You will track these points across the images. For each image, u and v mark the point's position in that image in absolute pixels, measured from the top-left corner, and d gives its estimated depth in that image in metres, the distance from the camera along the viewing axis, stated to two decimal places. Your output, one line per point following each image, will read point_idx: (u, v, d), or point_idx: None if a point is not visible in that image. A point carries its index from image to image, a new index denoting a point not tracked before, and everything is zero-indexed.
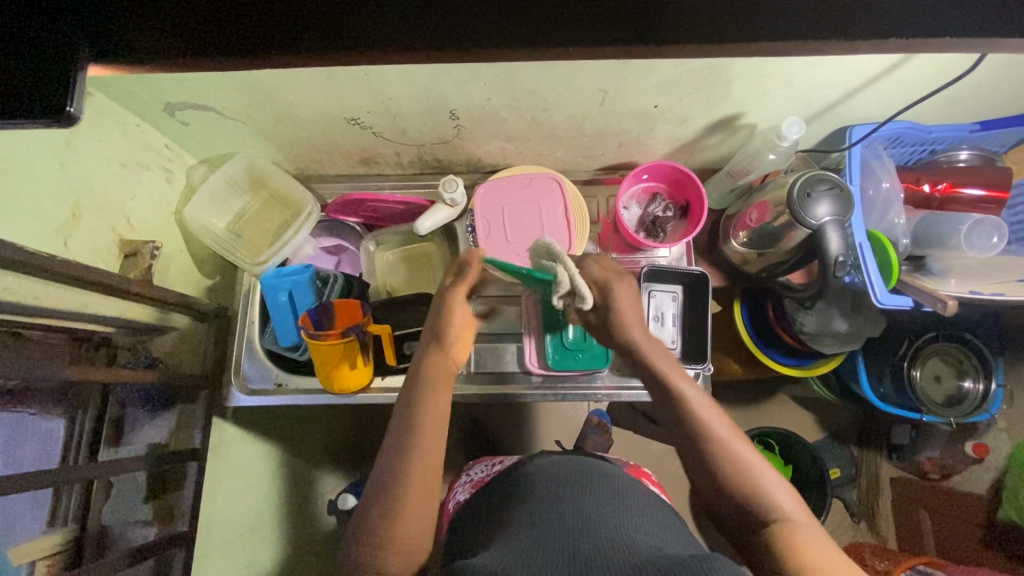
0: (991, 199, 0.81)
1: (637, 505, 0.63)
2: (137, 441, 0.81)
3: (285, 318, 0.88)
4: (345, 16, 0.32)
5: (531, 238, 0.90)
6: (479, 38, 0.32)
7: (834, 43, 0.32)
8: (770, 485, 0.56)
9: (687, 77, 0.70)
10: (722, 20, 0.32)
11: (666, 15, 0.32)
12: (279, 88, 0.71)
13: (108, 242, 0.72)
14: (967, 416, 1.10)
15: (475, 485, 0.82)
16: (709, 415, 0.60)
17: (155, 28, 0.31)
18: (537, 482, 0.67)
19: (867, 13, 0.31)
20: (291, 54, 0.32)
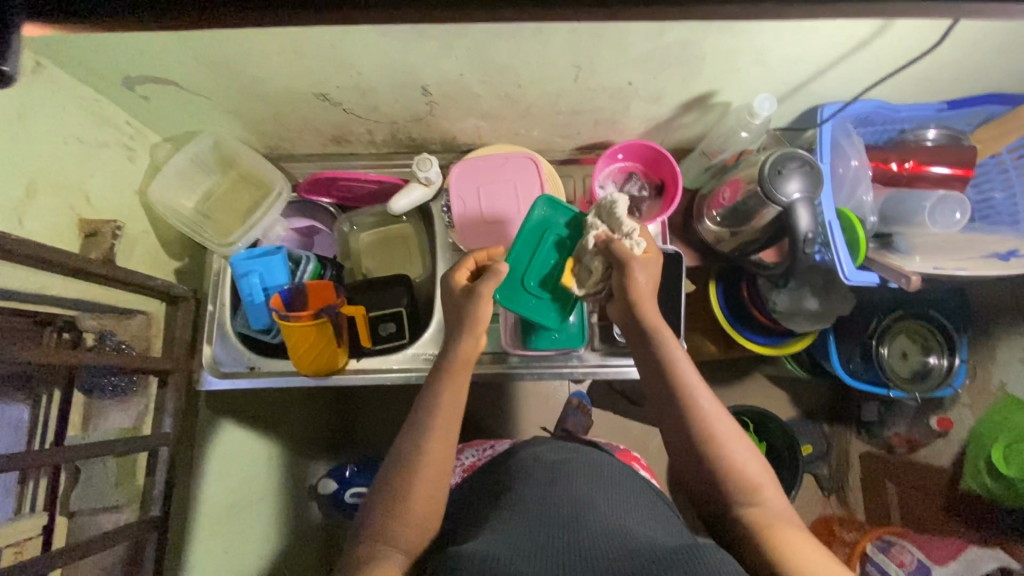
0: (957, 176, 0.82)
1: (628, 494, 0.64)
2: (105, 427, 0.80)
3: (255, 300, 0.85)
4: None
5: (507, 218, 0.90)
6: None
7: (793, 9, 0.32)
8: (749, 469, 0.61)
9: (661, 52, 0.69)
10: None
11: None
12: (245, 62, 0.69)
13: (66, 221, 0.70)
14: (931, 390, 1.14)
15: (468, 470, 0.85)
16: (698, 391, 0.64)
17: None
18: (524, 464, 0.69)
19: None
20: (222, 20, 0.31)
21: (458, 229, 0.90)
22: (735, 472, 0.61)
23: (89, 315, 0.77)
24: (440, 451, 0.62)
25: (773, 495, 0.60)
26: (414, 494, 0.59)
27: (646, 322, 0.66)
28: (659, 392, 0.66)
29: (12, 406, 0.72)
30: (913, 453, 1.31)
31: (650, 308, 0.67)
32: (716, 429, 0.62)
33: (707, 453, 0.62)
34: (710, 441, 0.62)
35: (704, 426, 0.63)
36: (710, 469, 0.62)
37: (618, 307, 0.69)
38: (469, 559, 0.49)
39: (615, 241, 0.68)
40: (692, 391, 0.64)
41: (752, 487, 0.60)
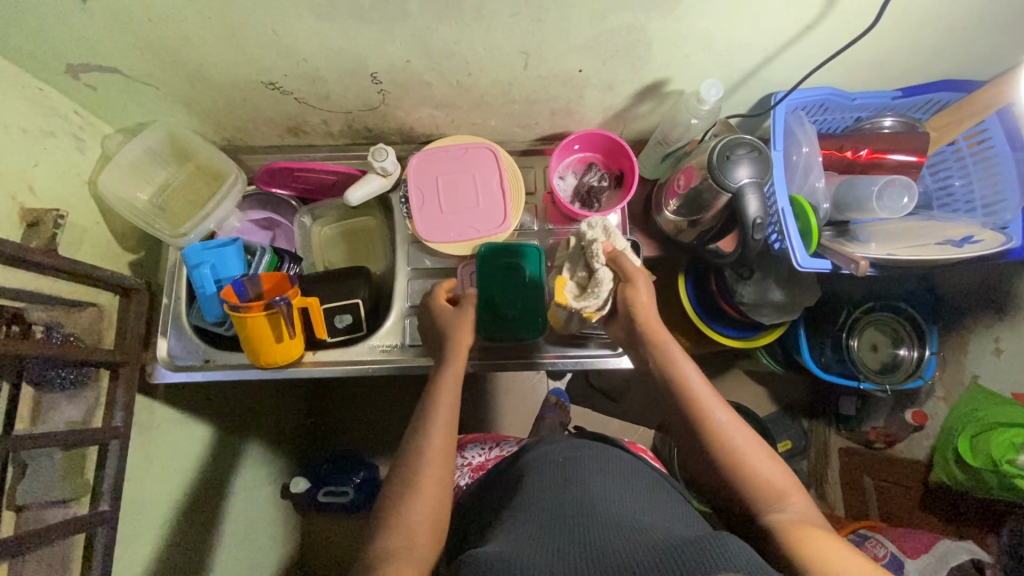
0: (914, 164, 0.83)
1: (641, 487, 0.64)
2: (55, 420, 0.78)
3: (206, 291, 0.84)
4: None
5: (464, 209, 0.90)
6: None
7: None
8: (769, 474, 0.61)
9: (606, 38, 0.69)
10: None
11: None
12: (187, 48, 0.69)
13: (7, 210, 0.68)
14: (901, 382, 1.13)
15: (477, 471, 0.86)
16: (711, 403, 0.65)
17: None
18: (538, 463, 0.68)
19: None
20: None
21: (416, 218, 0.90)
22: (757, 477, 0.61)
23: (39, 308, 0.75)
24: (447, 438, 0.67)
25: (799, 500, 0.60)
26: (427, 483, 0.63)
27: (650, 337, 0.70)
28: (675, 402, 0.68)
29: None
30: (890, 447, 1.30)
31: (656, 325, 0.70)
32: (731, 437, 0.63)
33: (724, 460, 0.63)
34: (723, 448, 0.63)
35: (716, 436, 0.64)
36: (729, 473, 0.63)
37: (625, 322, 0.73)
38: (484, 563, 0.49)
39: (621, 256, 0.71)
40: (704, 400, 0.66)
41: (776, 492, 0.60)
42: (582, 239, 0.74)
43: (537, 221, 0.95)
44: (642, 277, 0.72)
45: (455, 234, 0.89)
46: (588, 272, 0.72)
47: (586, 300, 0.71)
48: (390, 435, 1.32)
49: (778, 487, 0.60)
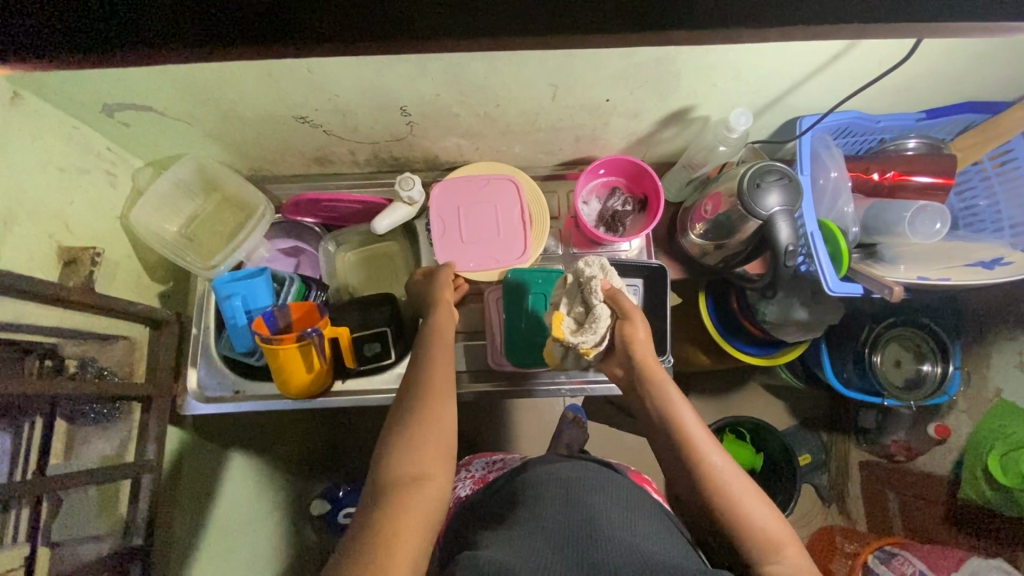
0: (938, 185, 0.83)
1: (637, 507, 0.62)
2: (88, 455, 0.79)
3: (237, 323, 0.85)
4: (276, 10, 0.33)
5: (484, 239, 0.90)
6: (345, 34, 0.34)
7: (713, 31, 0.35)
8: (767, 524, 0.60)
9: (635, 70, 0.69)
10: (622, 8, 0.34)
11: (580, 15, 0.34)
12: (222, 88, 0.70)
13: (46, 250, 0.69)
14: (925, 398, 1.12)
15: (477, 481, 0.86)
16: (708, 447, 0.65)
17: (45, 33, 0.31)
18: (535, 483, 0.67)
19: (740, 7, 0.34)
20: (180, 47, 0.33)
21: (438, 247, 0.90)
22: (754, 526, 0.60)
23: (72, 342, 0.76)
24: (443, 434, 0.62)
25: (794, 552, 0.59)
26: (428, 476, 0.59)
27: (649, 376, 0.70)
28: (670, 442, 0.68)
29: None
30: (912, 461, 1.29)
31: (653, 362, 0.71)
32: (727, 481, 0.63)
33: (720, 505, 0.62)
34: (719, 491, 0.62)
35: (712, 478, 0.63)
36: (723, 515, 0.61)
37: (619, 360, 0.73)
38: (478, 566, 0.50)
39: (622, 295, 0.71)
40: (699, 441, 0.66)
41: (770, 542, 0.59)
42: (578, 276, 0.72)
43: (562, 245, 0.96)
44: (640, 316, 0.72)
45: (474, 264, 0.89)
46: (586, 308, 0.69)
47: (584, 336, 0.68)
48: None
49: (774, 538, 0.59)
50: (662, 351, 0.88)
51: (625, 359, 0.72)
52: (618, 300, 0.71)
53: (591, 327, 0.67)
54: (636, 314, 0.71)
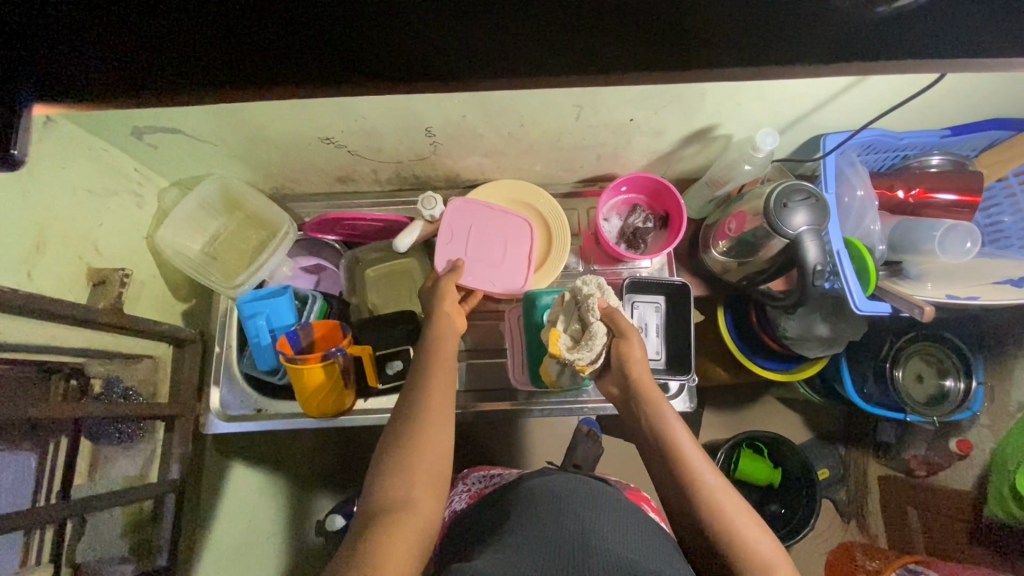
0: (964, 203, 0.82)
1: (629, 520, 0.61)
2: (112, 475, 0.79)
3: (262, 341, 0.86)
4: (319, 48, 0.31)
5: (486, 264, 0.89)
6: (389, 73, 0.32)
7: (783, 66, 0.32)
8: (759, 544, 0.58)
9: (662, 91, 0.70)
10: (677, 39, 0.32)
11: (635, 45, 0.32)
12: (250, 111, 0.70)
13: (75, 272, 0.70)
14: (948, 414, 1.11)
15: (473, 496, 0.85)
16: (700, 464, 0.64)
17: (87, 76, 0.30)
18: (528, 497, 0.66)
19: (812, 31, 0.31)
20: (214, 89, 0.31)
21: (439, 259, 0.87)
22: (746, 546, 0.58)
23: (96, 362, 0.75)
24: (436, 449, 0.63)
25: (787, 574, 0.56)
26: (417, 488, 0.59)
27: (643, 392, 0.70)
28: (662, 460, 0.66)
29: (17, 456, 0.67)
30: (932, 476, 1.27)
31: (648, 382, 0.70)
32: (719, 498, 0.61)
33: (711, 524, 0.60)
34: (711, 510, 0.60)
35: (705, 495, 0.61)
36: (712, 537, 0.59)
37: (615, 377, 0.73)
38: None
39: (617, 312, 0.71)
40: (692, 458, 0.65)
41: (762, 565, 0.57)
42: (575, 293, 0.72)
43: (582, 262, 0.96)
44: (637, 334, 0.72)
45: (470, 282, 0.87)
46: (582, 326, 0.71)
47: (579, 352, 0.69)
48: None
49: (765, 558, 0.57)
50: (685, 370, 0.87)
51: (622, 376, 0.72)
52: (614, 316, 0.71)
53: (586, 343, 0.68)
54: (633, 331, 0.71)
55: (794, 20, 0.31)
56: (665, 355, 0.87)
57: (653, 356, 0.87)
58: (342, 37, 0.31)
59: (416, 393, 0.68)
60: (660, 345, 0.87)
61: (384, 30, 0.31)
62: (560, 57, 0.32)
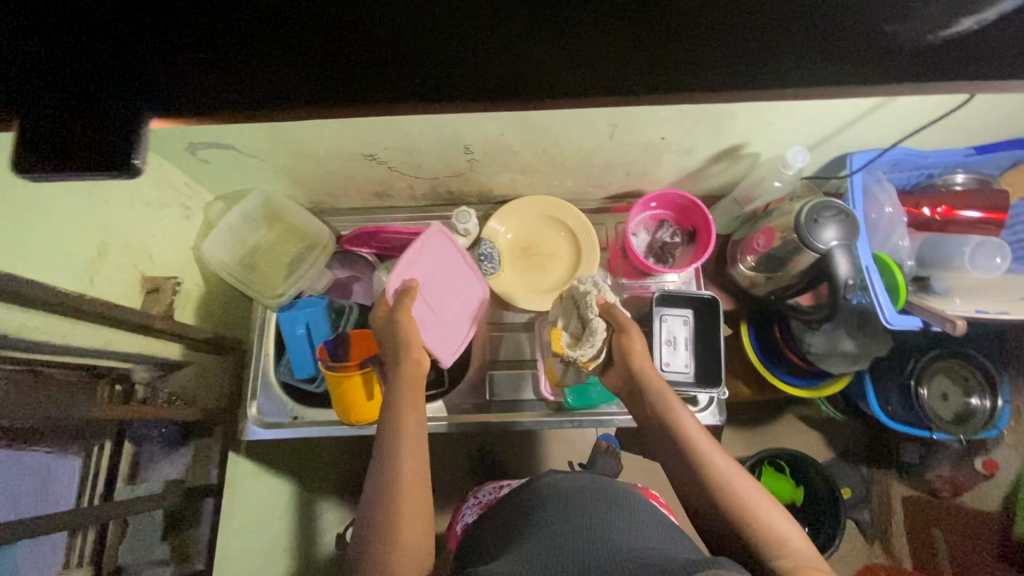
0: (990, 220, 0.83)
1: (635, 516, 0.64)
2: (154, 477, 0.82)
3: (301, 350, 0.89)
4: (413, 69, 0.34)
5: (433, 310, 0.86)
6: (475, 93, 0.35)
7: (851, 86, 0.34)
8: (771, 518, 0.58)
9: (694, 111, 0.72)
10: (748, 59, 0.34)
11: (712, 66, 0.34)
12: (300, 129, 0.74)
13: (131, 280, 0.73)
14: (976, 432, 1.10)
15: (483, 507, 0.85)
16: (707, 447, 0.65)
17: (208, 97, 0.34)
18: (540, 498, 0.70)
19: (877, 56, 0.33)
20: (313, 107, 0.34)
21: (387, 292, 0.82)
22: (757, 519, 0.58)
23: (143, 368, 0.79)
24: (416, 446, 0.66)
25: (800, 544, 0.56)
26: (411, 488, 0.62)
27: (646, 383, 0.71)
28: (671, 448, 0.67)
29: (63, 460, 0.70)
30: (957, 496, 1.26)
31: (651, 372, 0.71)
32: (727, 479, 0.62)
33: (723, 503, 0.61)
34: (722, 489, 0.62)
35: (714, 476, 0.63)
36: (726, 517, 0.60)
37: (619, 370, 0.74)
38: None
39: (616, 307, 0.73)
40: (698, 444, 0.65)
41: (778, 540, 0.57)
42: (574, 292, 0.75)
43: (610, 275, 0.97)
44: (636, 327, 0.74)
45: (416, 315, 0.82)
46: (582, 323, 0.73)
47: (581, 349, 0.71)
48: (441, 487, 1.29)
49: (777, 530, 0.57)
50: (715, 383, 0.88)
51: (624, 369, 0.73)
52: (612, 310, 0.73)
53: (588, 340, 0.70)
54: (633, 324, 0.73)
55: (859, 46, 0.33)
56: (694, 368, 0.88)
57: (683, 369, 0.88)
58: (432, 61, 0.34)
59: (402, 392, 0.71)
60: (689, 358, 0.88)
61: (470, 56, 0.34)
62: (641, 77, 0.34)
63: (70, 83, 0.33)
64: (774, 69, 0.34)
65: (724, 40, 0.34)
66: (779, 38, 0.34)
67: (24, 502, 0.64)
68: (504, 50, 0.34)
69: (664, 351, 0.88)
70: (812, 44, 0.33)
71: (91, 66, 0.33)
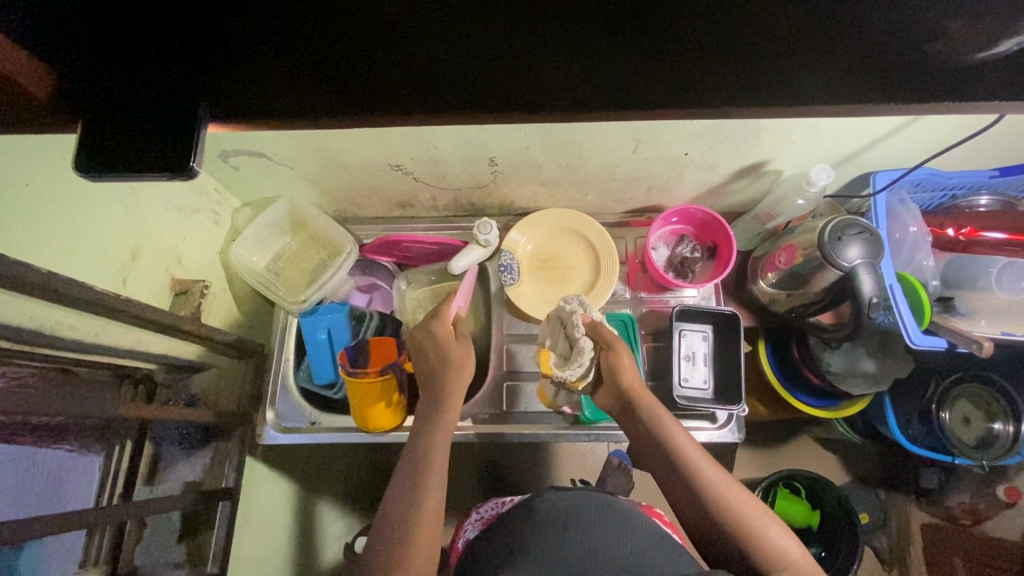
0: (1016, 242, 0.81)
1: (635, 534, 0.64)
2: (173, 479, 0.82)
3: (323, 356, 0.90)
4: (459, 78, 0.35)
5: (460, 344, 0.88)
6: (520, 104, 0.35)
7: (888, 105, 0.34)
8: (771, 536, 0.59)
9: (718, 128, 0.73)
10: (785, 74, 0.34)
11: (755, 82, 0.35)
12: (330, 139, 0.75)
13: (161, 281, 0.75)
14: (997, 459, 1.07)
15: (484, 523, 0.85)
16: (703, 465, 0.65)
17: (259, 103, 0.35)
18: (539, 513, 0.69)
19: (916, 75, 0.33)
20: (361, 116, 0.36)
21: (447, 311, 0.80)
22: (758, 537, 0.59)
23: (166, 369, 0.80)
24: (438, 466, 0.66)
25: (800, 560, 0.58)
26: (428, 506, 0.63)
27: (638, 403, 0.69)
28: (664, 467, 0.67)
29: (86, 457, 0.71)
30: (979, 525, 1.23)
31: (641, 389, 0.70)
32: (725, 496, 0.63)
33: (722, 522, 0.61)
34: (720, 507, 0.62)
35: (712, 493, 0.63)
36: (729, 538, 0.60)
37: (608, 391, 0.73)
38: None
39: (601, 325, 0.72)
40: (695, 462, 0.65)
41: (777, 556, 0.58)
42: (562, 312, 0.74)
43: (629, 289, 0.96)
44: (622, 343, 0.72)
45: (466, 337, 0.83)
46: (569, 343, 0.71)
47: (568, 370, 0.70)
48: (450, 498, 1.28)
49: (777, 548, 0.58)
50: (734, 400, 0.87)
51: (612, 386, 0.71)
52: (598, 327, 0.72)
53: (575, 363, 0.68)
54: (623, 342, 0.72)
55: (901, 64, 0.34)
56: (714, 384, 0.89)
57: (703, 385, 0.89)
58: (475, 73, 0.35)
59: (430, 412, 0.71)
60: (708, 375, 0.89)
61: (512, 68, 0.35)
62: (681, 92, 0.35)
63: (131, 87, 0.34)
64: (811, 86, 0.34)
65: (763, 54, 0.34)
66: (820, 52, 0.34)
67: (36, 499, 0.63)
68: (546, 66, 0.35)
69: (683, 365, 0.89)
70: (854, 61, 0.34)
71: (146, 70, 0.34)
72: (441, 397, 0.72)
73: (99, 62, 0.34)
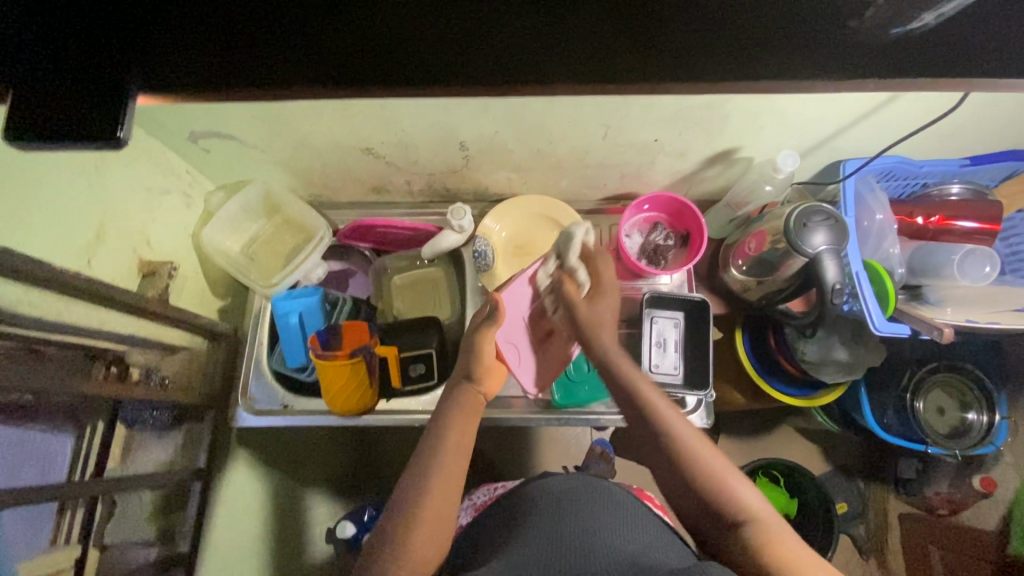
0: (984, 230, 0.83)
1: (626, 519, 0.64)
2: (144, 459, 0.83)
3: (293, 339, 0.90)
4: (389, 52, 0.36)
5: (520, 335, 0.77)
6: (449, 78, 0.35)
7: (818, 80, 0.34)
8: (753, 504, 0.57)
9: (687, 112, 0.73)
10: (711, 43, 0.34)
11: (682, 54, 0.35)
12: (299, 120, 0.75)
13: (129, 263, 0.76)
14: (971, 448, 1.09)
15: (478, 508, 0.84)
16: (698, 445, 0.61)
17: (186, 73, 0.35)
18: (530, 497, 0.69)
19: (836, 48, 0.34)
20: (293, 88, 0.36)
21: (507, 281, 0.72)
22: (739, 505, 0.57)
23: (138, 350, 0.79)
24: (456, 465, 0.61)
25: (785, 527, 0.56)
26: (433, 501, 0.58)
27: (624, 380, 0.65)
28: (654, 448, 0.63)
29: (57, 436, 0.71)
30: (956, 514, 1.24)
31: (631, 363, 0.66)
32: (710, 464, 0.59)
33: (706, 493, 0.58)
34: (705, 476, 0.59)
35: (695, 464, 0.60)
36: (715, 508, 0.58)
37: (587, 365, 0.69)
38: None
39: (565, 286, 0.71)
40: (688, 444, 0.60)
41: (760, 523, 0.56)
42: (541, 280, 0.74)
43: None
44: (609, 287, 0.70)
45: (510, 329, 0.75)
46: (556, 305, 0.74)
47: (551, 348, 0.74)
48: None
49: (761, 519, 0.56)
50: (703, 386, 0.88)
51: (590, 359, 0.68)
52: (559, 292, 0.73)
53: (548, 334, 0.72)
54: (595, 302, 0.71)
55: (822, 38, 0.34)
56: (683, 369, 0.90)
57: (671, 371, 0.90)
58: (408, 45, 0.35)
59: (450, 407, 0.66)
60: (678, 360, 0.90)
61: (441, 40, 0.35)
62: (609, 65, 0.35)
63: (61, 58, 0.34)
64: (743, 64, 0.34)
65: (694, 24, 0.34)
66: (756, 32, 0.34)
67: (19, 475, 0.65)
68: (484, 44, 0.35)
69: (653, 351, 0.90)
70: (784, 37, 0.34)
71: (73, 41, 0.35)
72: (454, 397, 0.68)
73: (32, 33, 0.34)
